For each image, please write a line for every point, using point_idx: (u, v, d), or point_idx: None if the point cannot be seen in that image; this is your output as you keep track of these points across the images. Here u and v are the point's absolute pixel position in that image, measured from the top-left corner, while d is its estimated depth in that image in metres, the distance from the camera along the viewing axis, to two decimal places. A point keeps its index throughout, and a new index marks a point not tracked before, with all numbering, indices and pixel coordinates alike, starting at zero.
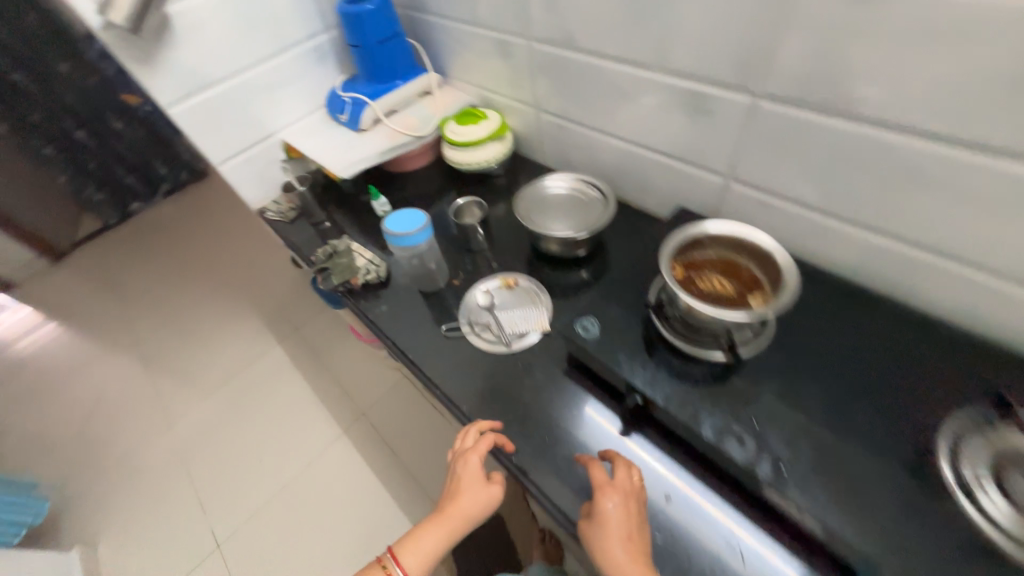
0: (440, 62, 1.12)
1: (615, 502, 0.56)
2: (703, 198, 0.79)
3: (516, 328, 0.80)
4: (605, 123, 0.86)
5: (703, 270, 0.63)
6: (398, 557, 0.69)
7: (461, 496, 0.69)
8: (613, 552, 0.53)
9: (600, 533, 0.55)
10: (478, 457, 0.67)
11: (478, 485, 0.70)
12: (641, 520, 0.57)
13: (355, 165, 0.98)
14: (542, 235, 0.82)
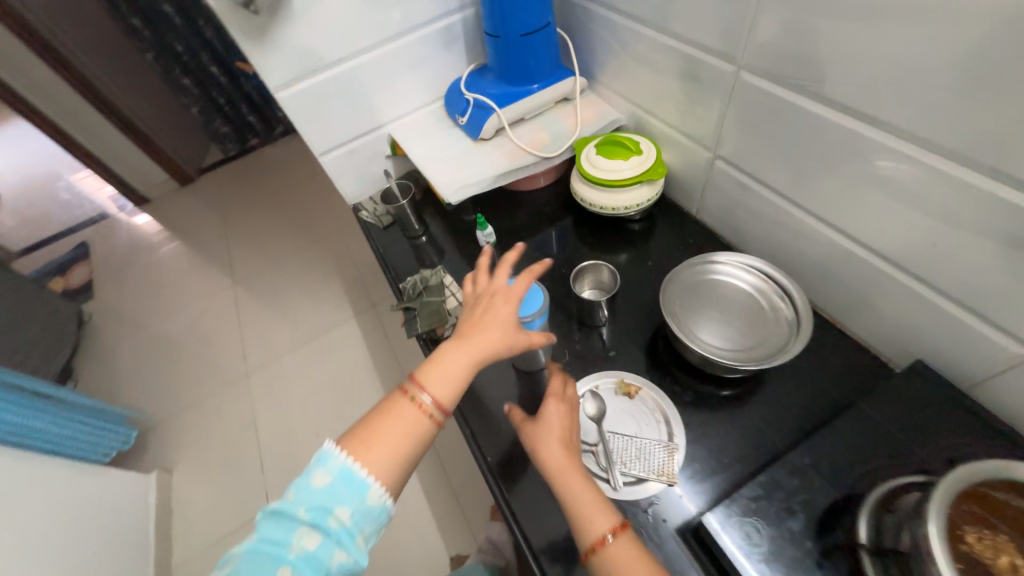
0: (590, 63, 0.89)
1: (557, 409, 0.59)
2: (965, 360, 0.52)
3: (630, 467, 0.59)
4: (822, 206, 0.60)
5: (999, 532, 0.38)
6: (427, 382, 0.57)
7: (486, 334, 0.60)
8: (545, 445, 0.56)
9: (541, 429, 0.58)
10: (507, 300, 0.63)
11: (509, 328, 0.62)
12: (575, 429, 0.59)
13: (466, 189, 0.80)
14: (687, 347, 0.61)
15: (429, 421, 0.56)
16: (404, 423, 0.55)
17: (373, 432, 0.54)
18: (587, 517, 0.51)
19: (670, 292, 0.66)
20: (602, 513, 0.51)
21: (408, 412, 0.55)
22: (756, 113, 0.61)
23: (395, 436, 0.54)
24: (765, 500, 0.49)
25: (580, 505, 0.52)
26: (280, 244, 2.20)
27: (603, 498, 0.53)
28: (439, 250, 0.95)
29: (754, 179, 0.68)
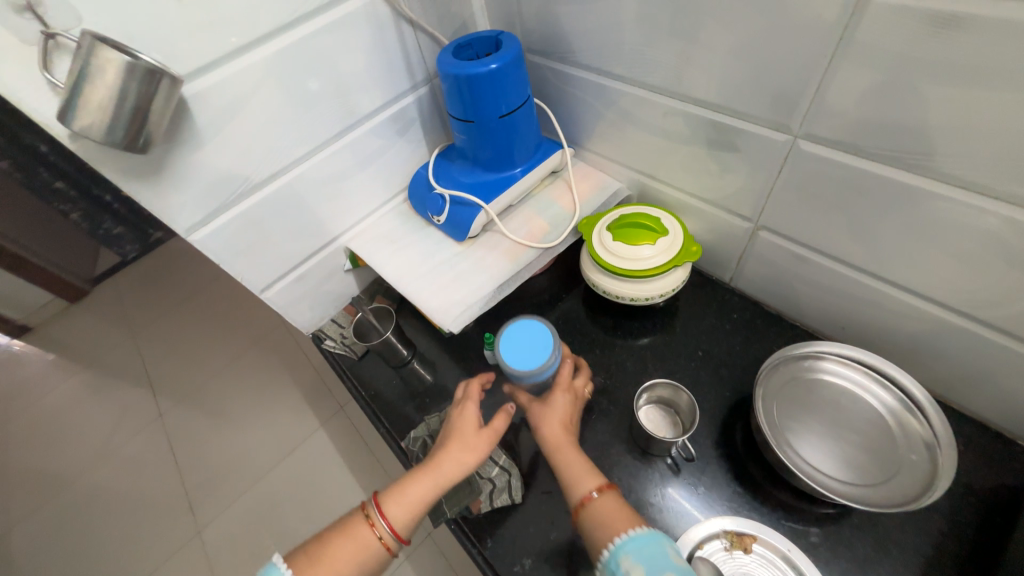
0: (575, 131, 0.78)
1: (563, 396, 0.60)
2: None
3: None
4: (929, 282, 0.50)
5: None
6: (388, 504, 0.52)
7: (448, 448, 0.55)
8: (552, 418, 0.58)
9: (550, 411, 0.59)
10: (473, 400, 0.61)
11: (472, 437, 0.56)
12: (576, 418, 0.61)
13: (467, 312, 0.64)
14: (814, 489, 0.47)
15: (383, 552, 0.51)
16: (356, 551, 0.50)
17: (316, 565, 0.48)
18: (576, 476, 0.52)
19: (764, 398, 0.54)
20: (596, 474, 0.52)
21: (363, 540, 0.51)
22: (827, 184, 0.50)
23: (340, 567, 0.49)
24: None
25: (573, 466, 0.53)
26: (206, 351, 1.80)
27: (591, 464, 0.54)
28: (436, 376, 0.77)
29: (819, 251, 0.57)
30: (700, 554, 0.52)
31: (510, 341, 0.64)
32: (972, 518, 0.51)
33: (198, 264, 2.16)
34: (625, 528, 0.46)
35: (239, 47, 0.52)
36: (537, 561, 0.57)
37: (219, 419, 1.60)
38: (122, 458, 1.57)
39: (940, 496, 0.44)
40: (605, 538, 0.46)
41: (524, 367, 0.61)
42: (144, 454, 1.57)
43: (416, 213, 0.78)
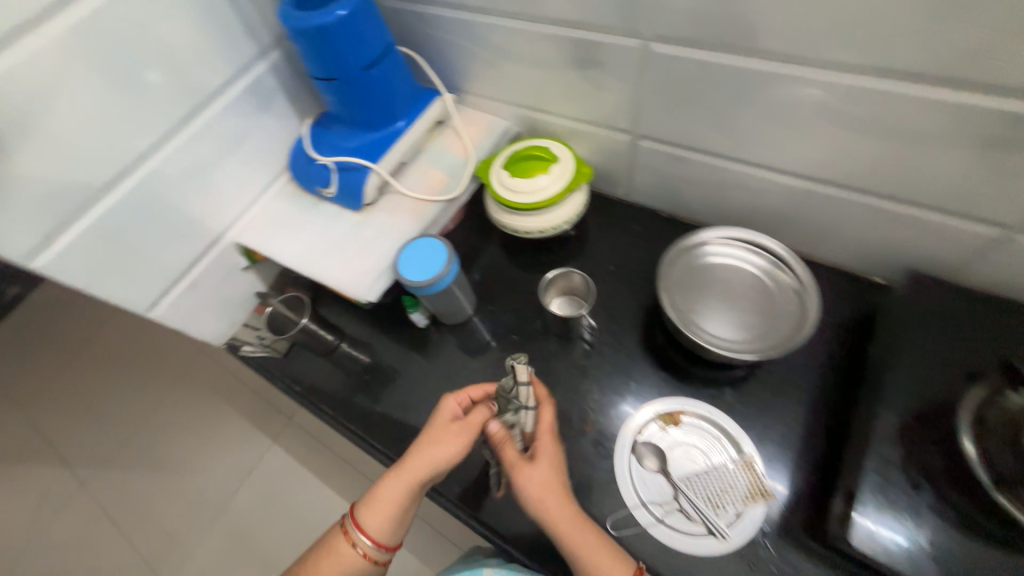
0: (450, 76, 0.76)
1: (528, 475, 0.52)
2: (948, 255, 0.54)
3: (726, 506, 0.54)
4: (776, 155, 0.56)
5: None
6: (361, 515, 0.53)
7: (436, 445, 0.53)
8: (551, 498, 0.51)
9: (531, 474, 0.52)
10: (456, 399, 0.56)
11: (453, 428, 0.54)
12: (563, 480, 0.53)
13: (381, 278, 0.62)
14: (715, 354, 0.54)
15: (368, 564, 0.54)
16: (341, 563, 0.53)
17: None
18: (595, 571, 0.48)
19: (668, 291, 0.59)
20: (613, 571, 0.48)
21: (345, 556, 0.53)
22: (680, 81, 0.54)
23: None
24: (891, 487, 0.45)
25: (585, 559, 0.48)
26: (120, 399, 1.60)
27: (618, 554, 0.49)
28: (371, 353, 0.76)
29: (692, 149, 0.62)
30: (640, 437, 0.59)
31: (415, 246, 0.61)
32: (839, 346, 0.61)
33: (79, 310, 1.88)
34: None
35: (17, 26, 0.43)
36: (502, 491, 0.61)
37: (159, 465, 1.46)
38: (59, 536, 1.42)
39: (809, 331, 0.53)
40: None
41: (419, 278, 0.59)
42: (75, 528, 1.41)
43: (304, 191, 0.73)
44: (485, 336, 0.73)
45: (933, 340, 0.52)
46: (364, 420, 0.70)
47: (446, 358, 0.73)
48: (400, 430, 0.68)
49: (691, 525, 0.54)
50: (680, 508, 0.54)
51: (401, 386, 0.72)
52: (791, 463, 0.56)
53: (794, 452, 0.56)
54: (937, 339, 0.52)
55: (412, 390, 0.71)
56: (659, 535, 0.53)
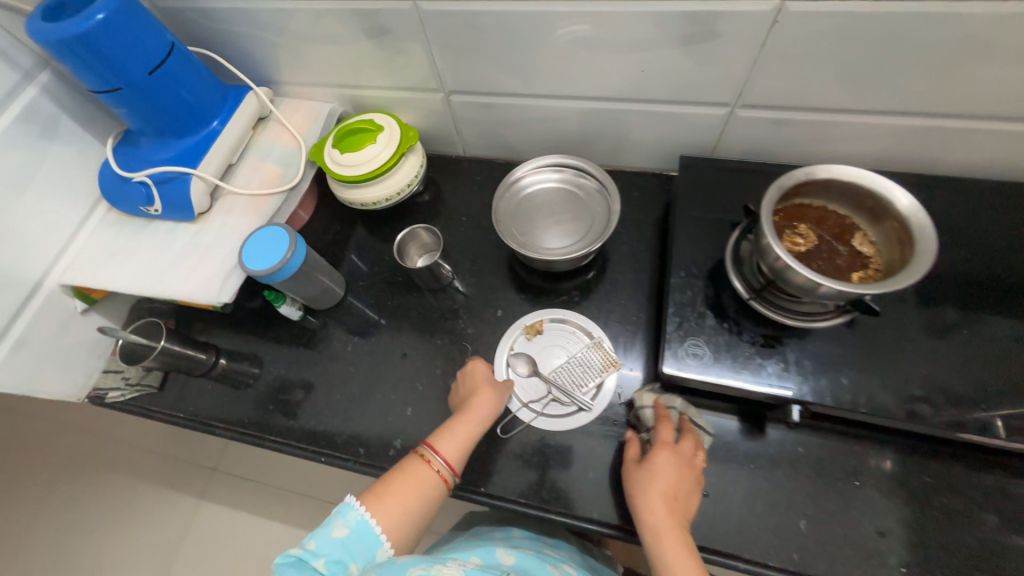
0: (258, 69, 0.75)
1: (685, 445, 0.53)
2: (703, 137, 0.67)
3: (588, 381, 0.63)
4: (557, 84, 0.65)
5: (808, 223, 0.53)
6: (440, 443, 0.55)
7: (482, 395, 0.59)
8: (663, 494, 0.50)
9: (646, 475, 0.51)
10: (490, 369, 0.63)
11: (500, 383, 0.61)
12: (691, 493, 0.51)
13: (231, 277, 0.63)
14: (548, 262, 0.63)
15: (441, 488, 0.53)
16: (418, 487, 0.52)
17: (386, 498, 0.50)
18: (668, 558, 0.47)
19: (503, 223, 0.67)
20: (685, 566, 0.46)
21: (422, 476, 0.53)
22: (456, 33, 0.60)
23: (407, 502, 0.51)
24: (685, 320, 0.57)
25: (666, 549, 0.47)
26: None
27: (693, 550, 0.48)
28: (253, 358, 0.75)
29: (495, 94, 0.69)
30: (511, 353, 0.67)
31: (257, 236, 0.62)
32: (654, 233, 0.74)
33: None
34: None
35: None
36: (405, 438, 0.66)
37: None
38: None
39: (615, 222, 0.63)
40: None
41: (262, 265, 0.60)
42: None
43: (130, 215, 0.69)
44: (364, 310, 0.76)
45: (704, 205, 0.65)
46: (259, 422, 0.70)
47: (332, 341, 0.75)
48: (297, 419, 0.70)
49: (566, 407, 0.63)
50: (554, 397, 0.64)
51: (291, 378, 0.73)
52: (634, 334, 0.67)
53: (635, 325, 0.68)
54: (707, 204, 0.65)
55: (305, 380, 0.73)
56: (543, 425, 0.63)
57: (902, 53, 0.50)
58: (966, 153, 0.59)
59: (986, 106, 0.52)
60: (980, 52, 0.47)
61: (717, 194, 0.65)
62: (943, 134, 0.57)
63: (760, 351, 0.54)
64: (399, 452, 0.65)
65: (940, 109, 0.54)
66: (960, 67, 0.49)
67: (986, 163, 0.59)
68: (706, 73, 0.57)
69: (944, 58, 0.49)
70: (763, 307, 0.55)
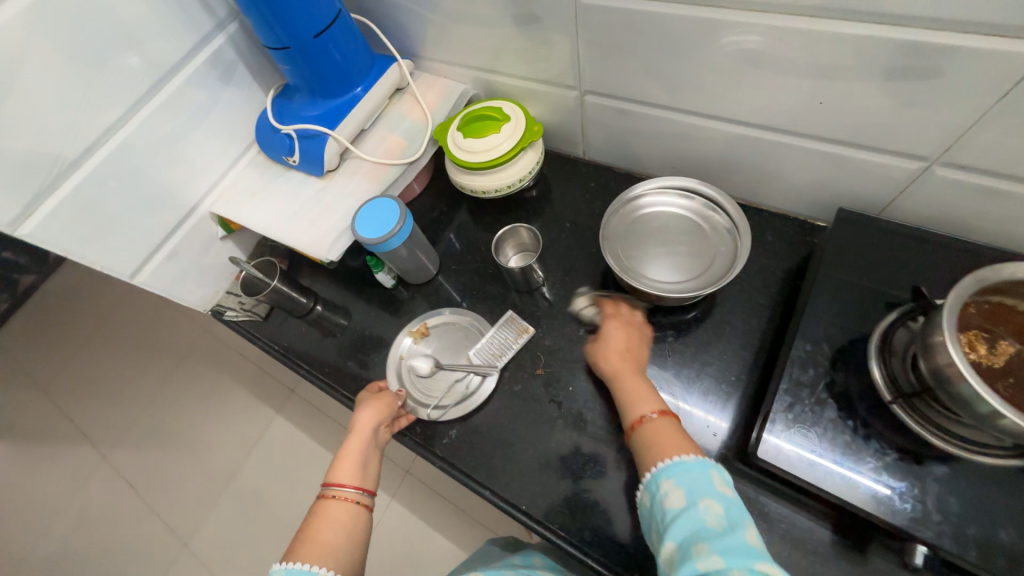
0: (406, 42, 0.78)
1: (617, 325, 0.62)
2: (873, 190, 0.56)
3: (495, 352, 0.68)
4: (708, 102, 0.58)
5: (1003, 332, 0.41)
6: (336, 474, 0.56)
7: (361, 411, 0.62)
8: (615, 360, 0.58)
9: (602, 344, 0.61)
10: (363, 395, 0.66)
11: (379, 396, 0.65)
12: (639, 346, 0.61)
13: (341, 238, 0.67)
14: (649, 293, 0.58)
15: (360, 510, 0.54)
16: (336, 522, 0.52)
17: (306, 548, 0.48)
18: (634, 401, 0.53)
19: (609, 237, 0.62)
20: (647, 400, 0.52)
21: (335, 510, 0.53)
22: (612, 31, 0.56)
23: (329, 540, 0.50)
24: (798, 403, 0.49)
25: (626, 394, 0.54)
26: (117, 378, 1.62)
27: (654, 391, 0.54)
28: (344, 312, 0.80)
29: (634, 101, 0.64)
30: (403, 362, 0.71)
31: (371, 204, 0.65)
32: (778, 286, 0.64)
33: (55, 296, 1.83)
34: (671, 452, 0.46)
35: None
36: (461, 429, 0.66)
37: (158, 440, 1.49)
38: (68, 510, 1.45)
39: (739, 268, 0.56)
40: (651, 459, 0.47)
41: (371, 236, 0.62)
42: (86, 506, 1.45)
43: (272, 161, 0.77)
44: (450, 292, 0.77)
45: (854, 272, 0.54)
46: (336, 373, 0.75)
47: (414, 315, 0.77)
48: (370, 379, 0.73)
49: (480, 379, 0.68)
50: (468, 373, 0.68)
51: (371, 340, 0.76)
52: (728, 396, 0.59)
53: (730, 384, 0.60)
54: (858, 271, 0.54)
55: (381, 345, 0.76)
56: (458, 411, 0.66)
57: None
58: None
59: None
60: None
61: (873, 263, 0.54)
62: None
63: (890, 467, 0.45)
64: (452, 442, 0.65)
65: None
66: None
67: None
68: (906, 117, 0.47)
69: None
70: (905, 416, 0.45)
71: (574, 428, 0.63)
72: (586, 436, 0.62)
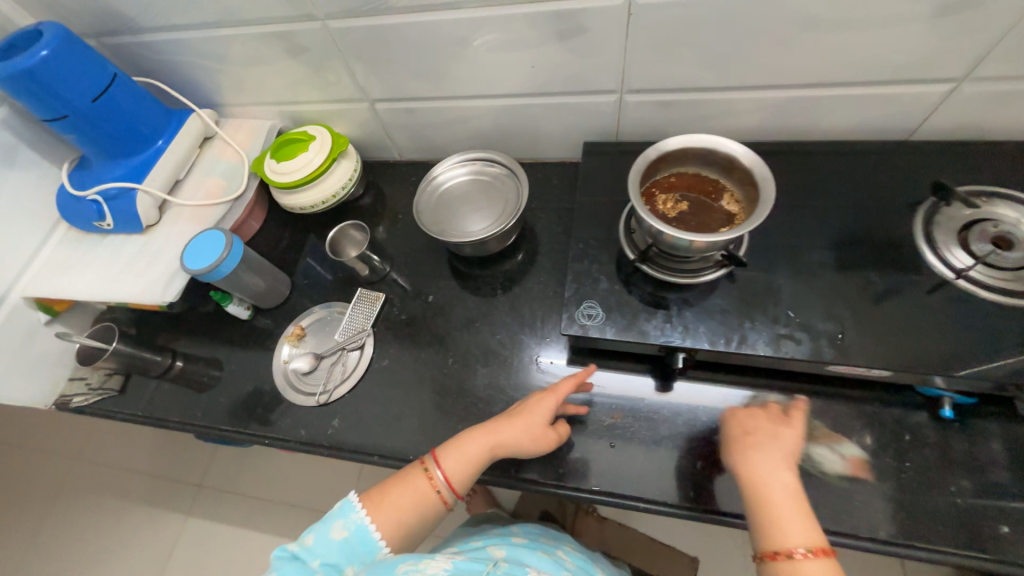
0: (200, 93, 0.83)
1: (761, 417, 0.53)
2: (601, 123, 0.73)
3: (361, 324, 0.75)
4: (463, 86, 0.72)
5: (680, 191, 0.59)
6: (446, 460, 0.55)
7: (519, 424, 0.56)
8: (780, 498, 0.46)
9: (524, 413, 0.57)
10: (556, 396, 0.58)
11: (545, 429, 0.57)
12: (547, 429, 0.57)
13: (176, 279, 0.69)
14: (466, 244, 0.69)
15: (438, 506, 0.55)
16: (416, 498, 0.54)
17: (385, 504, 0.53)
18: (781, 530, 0.45)
19: (424, 214, 0.72)
20: (800, 529, 0.45)
21: (422, 489, 0.54)
22: (367, 45, 0.67)
23: (402, 513, 0.53)
24: (583, 287, 0.62)
25: (773, 516, 0.46)
26: None
27: (807, 514, 0.46)
28: (206, 356, 0.80)
29: (415, 100, 0.76)
30: (286, 367, 0.74)
31: (196, 237, 0.69)
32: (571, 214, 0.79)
33: None
34: None
35: None
36: (342, 417, 0.70)
37: None
38: None
39: (524, 203, 0.69)
40: None
41: (198, 267, 0.66)
42: None
43: (85, 231, 0.76)
44: (308, 305, 0.81)
45: (605, 184, 0.71)
46: (210, 415, 0.75)
47: (278, 336, 0.80)
48: (245, 407, 0.74)
49: (357, 353, 0.74)
50: (342, 351, 0.74)
51: (241, 371, 0.77)
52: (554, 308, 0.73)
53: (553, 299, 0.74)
54: (608, 182, 0.71)
55: (251, 373, 0.77)
56: (345, 385, 0.72)
57: (742, 31, 0.56)
58: (826, 120, 0.65)
59: (823, 75, 0.59)
60: (810, 24, 0.54)
61: (616, 174, 0.71)
62: (802, 102, 0.63)
63: (648, 308, 0.59)
64: (337, 430, 0.69)
65: (789, 80, 0.61)
66: (795, 41, 0.56)
67: (847, 127, 0.65)
68: (586, 62, 0.63)
69: (778, 32, 0.55)
70: (650, 270, 0.60)
71: (441, 378, 0.71)
72: (453, 381, 0.70)
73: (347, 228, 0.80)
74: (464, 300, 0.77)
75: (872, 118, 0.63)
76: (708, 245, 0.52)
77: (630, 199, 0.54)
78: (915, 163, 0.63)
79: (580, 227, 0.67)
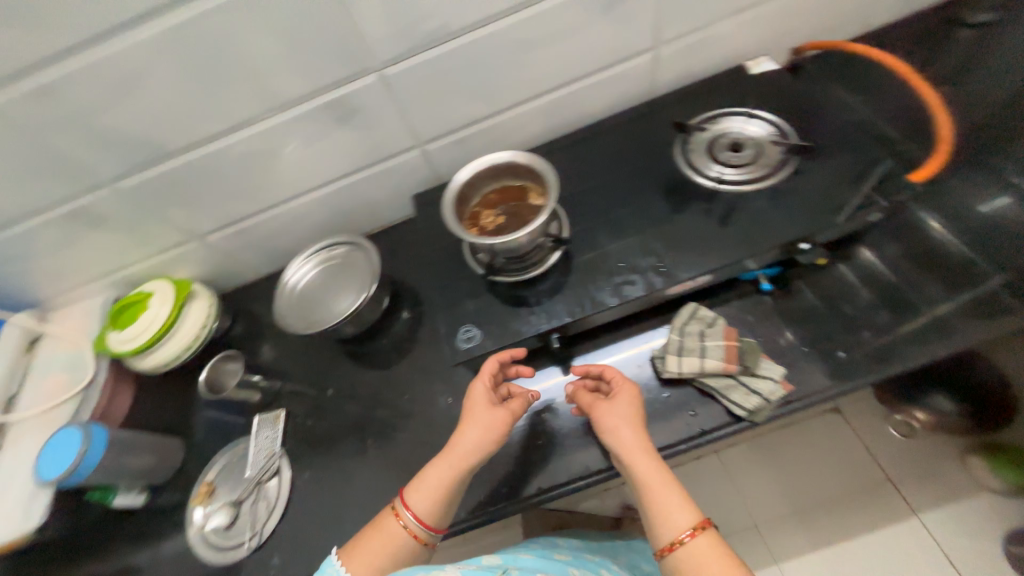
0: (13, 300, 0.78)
1: (623, 397, 0.57)
2: (420, 174, 0.80)
3: (270, 449, 0.72)
4: (280, 192, 0.75)
5: (494, 207, 0.66)
6: (410, 495, 0.55)
7: (466, 427, 0.57)
8: (659, 495, 0.50)
9: (467, 414, 0.58)
10: (486, 379, 0.59)
11: (492, 411, 0.58)
12: (495, 418, 0.57)
13: (38, 497, 0.64)
14: (338, 325, 0.70)
15: (412, 543, 0.53)
16: (389, 544, 0.53)
17: (357, 552, 0.52)
18: (667, 517, 0.49)
19: (288, 320, 0.73)
20: (684, 513, 0.49)
21: (392, 532, 0.53)
22: (170, 190, 0.69)
23: (375, 561, 0.51)
24: (454, 317, 0.66)
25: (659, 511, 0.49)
26: None
27: (681, 492, 0.50)
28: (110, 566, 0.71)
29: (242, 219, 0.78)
30: (205, 530, 0.68)
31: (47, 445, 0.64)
32: None
33: None
34: None
35: None
36: (282, 549, 0.66)
37: None
38: None
39: (379, 267, 0.73)
40: None
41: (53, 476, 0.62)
42: None
43: None
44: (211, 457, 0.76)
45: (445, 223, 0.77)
46: None
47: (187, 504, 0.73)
48: None
49: (275, 479, 0.70)
50: (259, 485, 0.70)
51: (156, 562, 0.69)
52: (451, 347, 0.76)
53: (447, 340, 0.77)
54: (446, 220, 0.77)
55: (168, 557, 0.69)
56: (273, 518, 0.67)
57: (482, 67, 0.67)
58: (588, 107, 0.78)
59: (562, 77, 0.72)
60: (527, 46, 0.67)
61: None
62: (562, 101, 0.76)
63: (514, 311, 0.64)
64: (279, 567, 0.64)
65: (542, 89, 0.73)
66: (525, 61, 0.68)
67: (607, 106, 0.79)
68: (376, 133, 0.71)
69: (509, 59, 0.67)
70: (503, 278, 0.65)
71: (369, 461, 0.70)
72: (381, 458, 0.70)
73: (218, 363, 0.78)
74: (365, 378, 0.77)
75: (618, 94, 0.77)
76: (528, 237, 0.60)
77: (453, 231, 0.59)
78: (665, 113, 0.78)
79: (435, 266, 0.72)
